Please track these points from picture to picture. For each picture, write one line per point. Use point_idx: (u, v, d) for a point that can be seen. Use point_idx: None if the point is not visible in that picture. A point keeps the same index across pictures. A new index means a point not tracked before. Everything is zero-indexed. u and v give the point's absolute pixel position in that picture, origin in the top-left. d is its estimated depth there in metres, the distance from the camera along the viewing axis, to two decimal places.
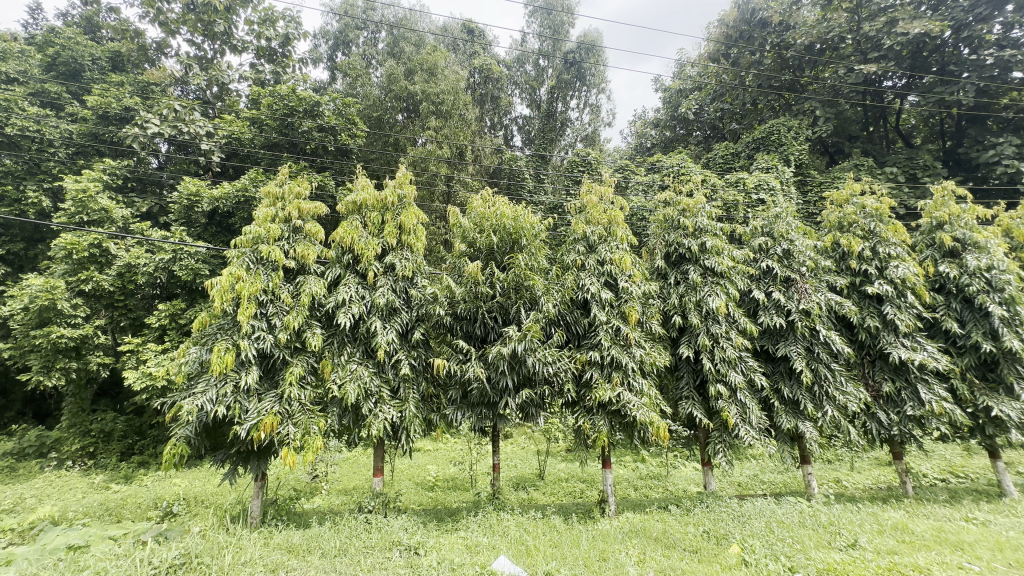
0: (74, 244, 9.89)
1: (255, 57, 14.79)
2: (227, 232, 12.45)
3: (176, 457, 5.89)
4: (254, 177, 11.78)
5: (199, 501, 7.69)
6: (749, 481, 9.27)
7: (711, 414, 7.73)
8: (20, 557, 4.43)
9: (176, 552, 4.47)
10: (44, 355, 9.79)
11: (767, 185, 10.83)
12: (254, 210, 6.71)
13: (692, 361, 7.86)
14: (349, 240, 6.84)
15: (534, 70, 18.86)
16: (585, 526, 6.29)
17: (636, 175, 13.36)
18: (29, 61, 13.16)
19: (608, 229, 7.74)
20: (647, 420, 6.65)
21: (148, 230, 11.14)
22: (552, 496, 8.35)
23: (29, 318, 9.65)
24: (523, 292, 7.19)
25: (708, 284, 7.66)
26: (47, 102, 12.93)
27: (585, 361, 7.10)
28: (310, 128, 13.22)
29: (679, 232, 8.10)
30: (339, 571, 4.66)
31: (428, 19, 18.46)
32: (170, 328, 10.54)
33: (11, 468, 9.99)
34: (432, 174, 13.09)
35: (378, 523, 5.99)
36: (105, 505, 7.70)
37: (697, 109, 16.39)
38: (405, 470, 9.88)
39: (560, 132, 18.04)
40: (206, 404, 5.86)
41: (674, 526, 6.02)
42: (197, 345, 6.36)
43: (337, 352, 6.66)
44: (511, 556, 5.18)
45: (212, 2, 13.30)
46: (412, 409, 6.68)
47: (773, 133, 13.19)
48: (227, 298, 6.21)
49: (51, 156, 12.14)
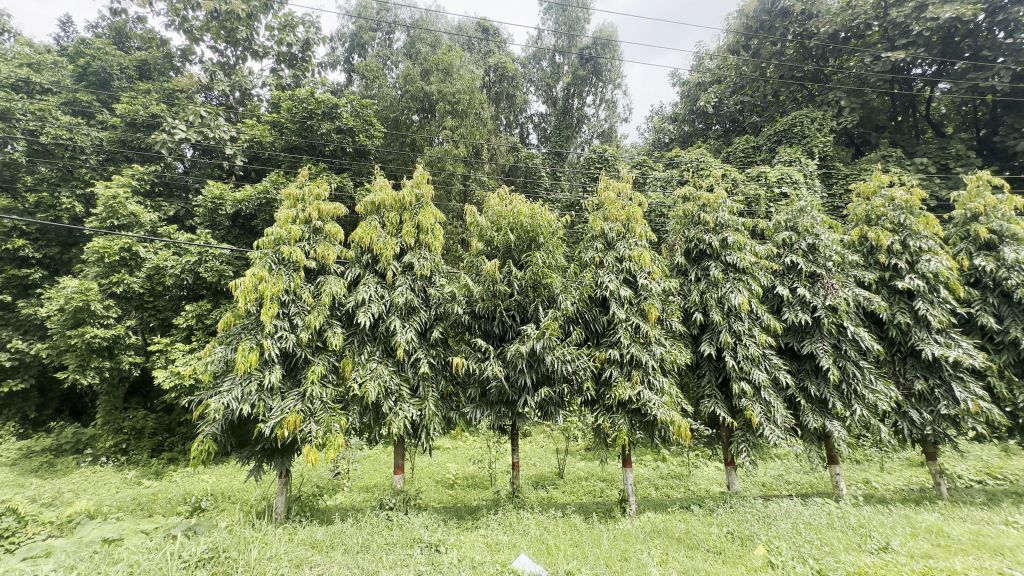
0: (106, 247, 10.25)
1: (276, 62, 15.09)
2: (249, 234, 12.71)
3: (204, 453, 6.05)
4: (275, 180, 12.07)
5: (227, 497, 7.88)
6: (774, 482, 9.07)
7: (734, 413, 7.59)
8: (59, 548, 4.65)
9: (205, 547, 4.61)
10: (79, 355, 10.15)
11: (790, 178, 10.55)
12: (276, 211, 6.82)
13: (714, 359, 7.73)
14: (368, 240, 6.91)
15: (549, 66, 18.58)
16: (605, 526, 6.21)
17: (654, 171, 13.21)
18: (62, 72, 13.67)
19: (626, 226, 7.62)
20: (668, 419, 6.55)
21: (175, 233, 11.43)
22: (572, 495, 8.30)
23: (64, 318, 10.01)
24: (542, 290, 7.17)
25: (731, 280, 7.51)
26: (79, 111, 13.32)
27: (605, 359, 7.05)
28: (329, 130, 13.44)
29: (699, 227, 7.97)
30: (362, 567, 4.72)
31: (444, 19, 18.54)
32: (197, 328, 10.82)
33: (49, 464, 10.42)
34: (448, 173, 13.21)
35: (400, 521, 6.03)
36: (138, 500, 7.94)
37: (716, 103, 15.97)
38: (426, 468, 9.93)
39: (576, 129, 17.99)
40: (232, 402, 6.00)
41: (697, 526, 5.92)
42: (222, 345, 6.49)
43: (357, 351, 6.75)
44: (532, 555, 5.17)
45: (235, 10, 13.61)
46: (432, 408, 6.71)
47: (796, 125, 12.87)
48: (251, 298, 6.34)
49: (83, 162, 12.59)
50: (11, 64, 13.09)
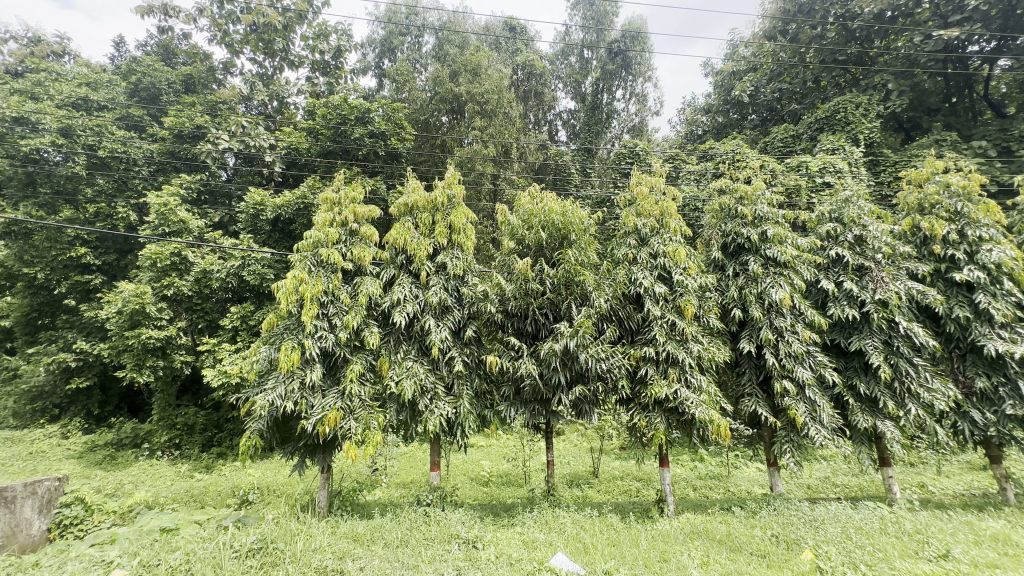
0: (158, 253, 10.84)
1: (310, 70, 15.58)
2: (288, 238, 13.17)
3: (251, 448, 6.31)
4: (312, 185, 12.46)
5: (272, 490, 8.21)
6: (820, 484, 8.69)
7: (776, 413, 7.35)
8: (123, 537, 5.03)
9: (254, 538, 4.84)
10: (136, 354, 10.77)
11: (834, 167, 10.08)
12: (314, 216, 7.03)
13: (754, 357, 7.49)
14: (402, 241, 7.03)
15: (578, 62, 18.53)
16: (643, 526, 6.14)
17: (687, 164, 12.89)
18: (116, 89, 14.51)
19: (660, 221, 7.47)
20: (707, 418, 6.40)
21: (220, 238, 11.98)
22: (607, 494, 8.21)
23: (122, 320, 10.63)
24: (574, 288, 7.12)
25: (771, 275, 7.26)
26: (132, 125, 14.11)
27: (640, 357, 6.94)
28: (361, 135, 13.77)
29: (737, 221, 7.72)
30: (402, 561, 4.82)
31: (472, 20, 18.65)
32: (241, 329, 11.30)
33: (111, 456, 11.13)
34: (478, 173, 13.38)
35: (437, 517, 6.13)
36: (191, 492, 8.39)
37: (752, 91, 15.43)
38: (460, 465, 10.05)
39: (606, 125, 17.70)
40: (276, 399, 6.24)
41: (739, 528, 5.76)
42: (266, 345, 6.75)
43: (393, 350, 6.89)
44: (569, 553, 5.15)
45: (272, 22, 14.16)
46: (466, 406, 6.77)
47: (839, 112, 12.27)
48: (292, 299, 6.57)
49: (136, 174, 13.31)
50: (72, 84, 13.99)
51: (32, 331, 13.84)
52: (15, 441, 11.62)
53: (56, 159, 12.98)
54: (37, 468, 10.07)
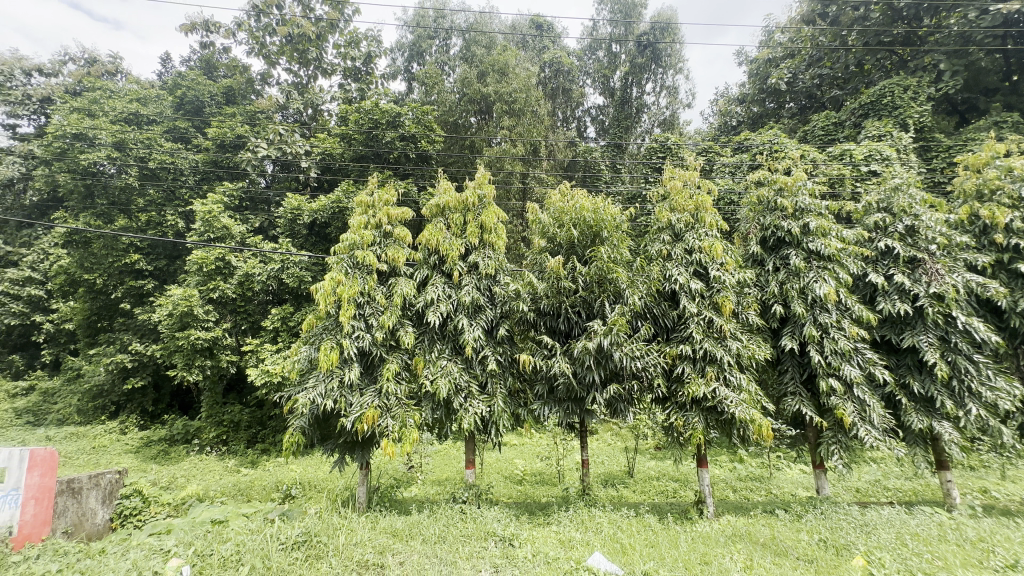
0: (204, 258, 11.39)
1: (343, 77, 15.99)
2: (324, 241, 13.57)
3: (294, 445, 6.54)
4: (346, 189, 12.77)
5: (313, 486, 8.48)
6: (870, 488, 8.29)
7: (822, 412, 7.06)
8: (178, 527, 5.33)
9: (299, 531, 5.02)
10: (186, 354, 11.33)
11: (881, 154, 9.57)
12: (349, 219, 7.20)
13: (797, 354, 7.21)
14: (435, 242, 7.12)
15: (606, 56, 18.21)
16: (682, 527, 6.02)
17: (721, 157, 12.53)
18: (164, 103, 15.31)
19: (695, 216, 7.30)
20: (747, 418, 6.21)
21: (260, 243, 12.48)
22: (643, 495, 8.08)
23: (173, 322, 11.20)
24: (607, 286, 7.04)
25: (814, 269, 6.98)
26: (178, 137, 14.87)
27: (676, 355, 6.80)
28: (392, 138, 14.01)
29: (776, 213, 7.44)
30: (440, 557, 4.90)
31: (498, 20, 18.69)
32: (282, 330, 11.72)
33: (165, 451, 11.76)
34: (507, 172, 13.40)
35: (473, 514, 6.19)
36: (238, 486, 8.77)
37: (790, 78, 14.77)
38: (494, 463, 10.12)
39: (635, 119, 17.38)
40: (316, 397, 6.43)
41: (783, 532, 5.57)
42: (306, 345, 6.96)
43: (428, 350, 7.00)
44: (606, 553, 5.10)
45: (306, 32, 14.63)
46: (500, 404, 6.81)
47: (885, 95, 11.64)
48: (331, 301, 6.75)
49: (183, 183, 14.00)
50: (124, 100, 14.84)
51: (92, 333, 14.76)
52: (79, 436, 12.42)
53: (111, 171, 13.79)
54: (100, 461, 10.75)
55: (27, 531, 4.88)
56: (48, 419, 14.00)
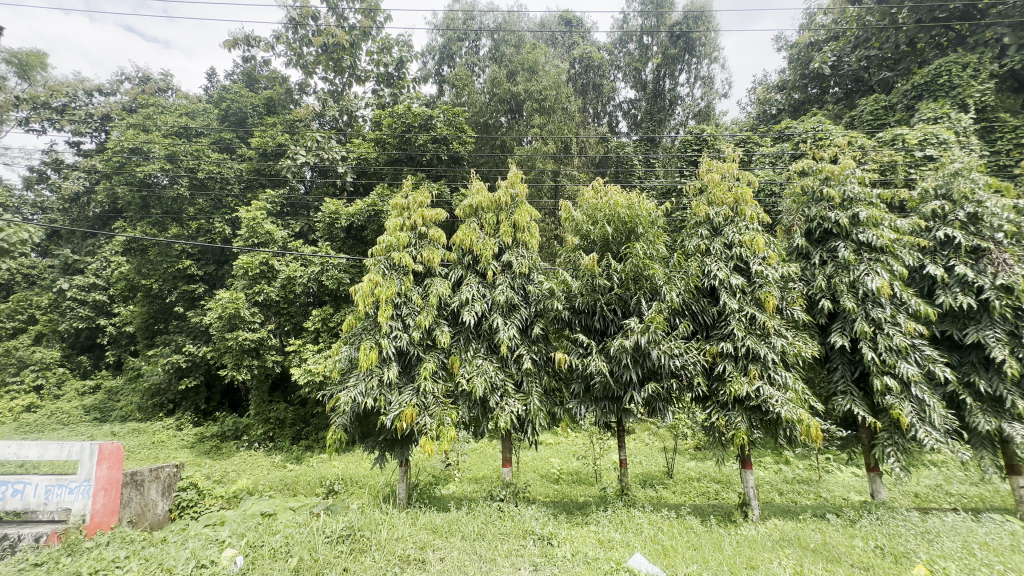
0: (249, 262, 11.91)
1: (376, 83, 16.35)
2: (361, 244, 13.90)
3: (337, 442, 6.74)
4: (381, 193, 13.06)
5: (355, 482, 8.73)
6: (930, 493, 7.80)
7: (876, 412, 6.70)
8: (231, 519, 5.61)
9: (344, 525, 5.18)
10: (235, 354, 11.89)
11: (937, 138, 8.98)
12: (385, 221, 7.35)
13: (848, 352, 6.87)
14: (468, 242, 7.18)
15: (637, 49, 17.87)
16: (726, 530, 5.85)
17: (761, 147, 12.06)
18: (210, 116, 16.09)
19: (735, 209, 7.07)
20: (795, 418, 5.97)
21: (301, 247, 12.94)
22: (683, 496, 7.88)
23: (222, 324, 11.76)
24: (643, 283, 6.92)
25: (865, 262, 6.63)
26: (224, 148, 15.60)
27: (717, 353, 6.61)
28: (425, 141, 14.22)
29: (823, 204, 7.10)
30: (480, 554, 4.94)
31: (527, 18, 18.63)
32: (323, 330, 12.11)
33: (217, 447, 12.37)
34: (539, 170, 13.38)
35: (511, 512, 6.22)
36: (285, 481, 9.13)
37: (834, 62, 14.08)
38: (530, 462, 10.13)
39: (668, 112, 16.97)
40: (358, 395, 6.62)
41: (836, 537, 5.31)
42: (347, 345, 7.16)
43: (464, 349, 7.08)
44: (648, 554, 5.01)
45: (340, 41, 15.07)
46: (537, 403, 6.81)
47: (941, 75, 10.94)
48: (369, 301, 6.93)
49: (229, 191, 14.67)
50: (175, 115, 15.70)
51: (150, 335, 15.69)
52: (140, 431, 13.24)
53: (164, 183, 14.60)
54: (159, 456, 11.42)
55: (99, 519, 5.23)
56: (113, 416, 14.99)
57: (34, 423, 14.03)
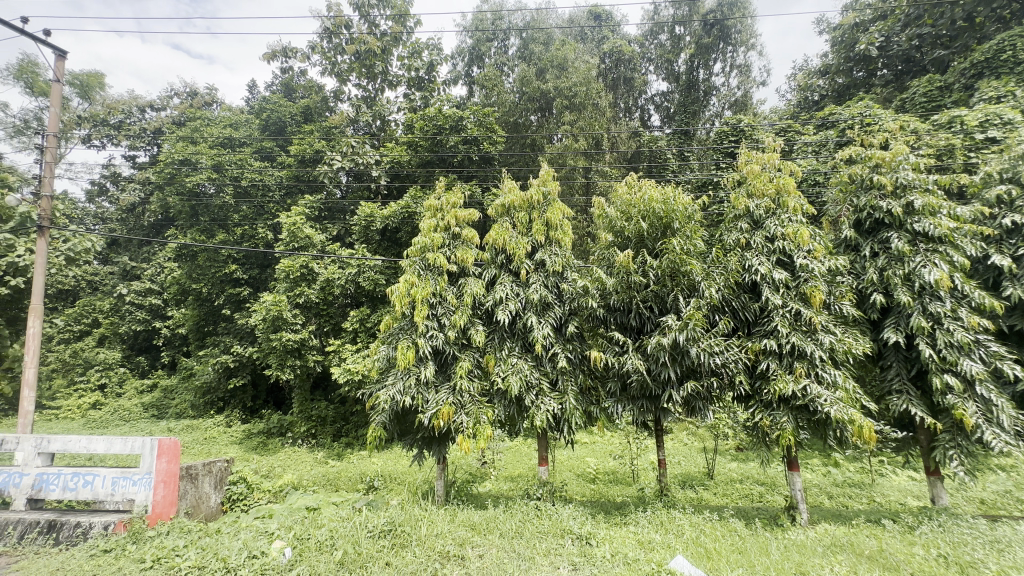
0: (291, 266, 12.35)
1: (407, 88, 16.63)
2: (396, 245, 14.18)
3: (376, 439, 6.91)
4: (415, 195, 13.28)
5: (394, 478, 8.93)
6: (998, 499, 7.27)
7: (936, 412, 6.32)
8: (279, 513, 5.85)
9: (385, 521, 5.32)
10: (280, 355, 12.38)
11: (1001, 118, 8.36)
12: (420, 222, 7.46)
13: (903, 348, 6.49)
14: (501, 241, 7.21)
15: (669, 40, 17.46)
16: (772, 534, 5.64)
17: (803, 136, 11.58)
18: (252, 126, 16.82)
19: (777, 200, 6.81)
20: (845, 418, 5.70)
21: (339, 250, 13.33)
22: (725, 498, 7.66)
23: (266, 326, 12.26)
24: (680, 279, 6.77)
25: (921, 253, 6.26)
26: (265, 156, 16.26)
27: (759, 350, 6.39)
28: (456, 143, 14.20)
29: (873, 192, 6.74)
30: (518, 552, 4.95)
31: (555, 14, 18.51)
32: (361, 330, 12.45)
33: (264, 443, 12.93)
34: (570, 167, 13.39)
35: (549, 511, 6.21)
36: (327, 477, 9.45)
37: (883, 43, 13.30)
38: (566, 461, 10.10)
39: (703, 103, 16.50)
40: (395, 394, 6.76)
41: (893, 544, 5.04)
42: (384, 344, 7.33)
43: (499, 347, 7.11)
44: (690, 557, 4.90)
45: (372, 48, 15.45)
46: (572, 402, 6.77)
47: (1004, 50, 10.17)
48: (405, 302, 7.07)
49: (271, 198, 15.28)
50: (220, 127, 16.51)
51: (201, 337, 16.54)
52: (194, 428, 13.99)
53: (211, 192, 15.35)
54: (211, 451, 12.06)
55: (159, 510, 5.52)
56: (169, 413, 15.89)
57: (100, 420, 15.07)
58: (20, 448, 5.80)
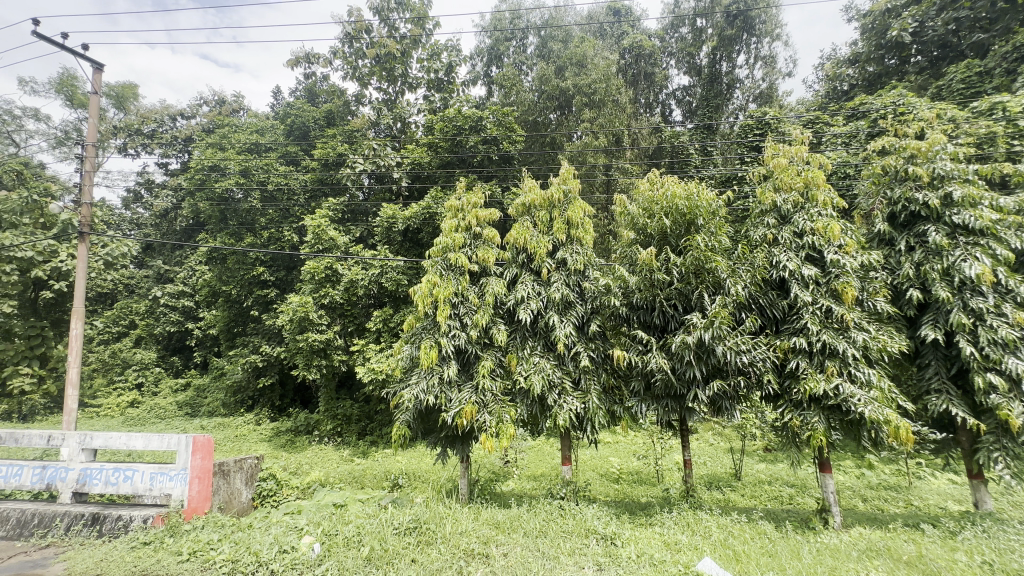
0: (315, 267, 12.60)
1: (426, 89, 16.78)
2: (417, 246, 14.32)
3: (401, 437, 6.99)
4: (435, 196, 13.39)
5: (418, 476, 9.02)
6: None
7: (978, 413, 6.06)
8: (307, 509, 5.98)
9: (410, 518, 5.38)
10: (306, 354, 12.65)
11: None
12: (441, 223, 7.52)
13: (942, 346, 6.23)
14: (522, 240, 7.21)
15: (691, 33, 17.15)
16: (804, 537, 5.49)
17: (832, 127, 11.23)
18: (278, 132, 17.25)
19: (805, 194, 6.62)
20: (881, 418, 5.51)
21: (362, 251, 13.54)
22: (753, 500, 7.49)
23: (293, 326, 12.54)
24: (705, 276, 6.65)
25: (961, 247, 6.00)
26: (290, 161, 16.65)
27: (788, 349, 6.22)
28: (475, 142, 14.27)
29: (908, 184, 6.49)
30: (542, 551, 4.95)
31: (574, 11, 18.39)
32: (384, 330, 12.63)
33: (292, 441, 13.24)
34: (590, 165, 13.29)
35: (573, 511, 6.18)
36: (353, 474, 9.61)
37: (917, 28, 12.76)
38: (589, 461, 10.03)
39: (726, 97, 16.15)
40: (419, 393, 6.83)
41: (933, 550, 4.84)
42: (408, 344, 7.41)
43: (521, 346, 7.11)
44: (718, 559, 4.82)
45: (392, 51, 15.63)
46: (595, 401, 6.72)
47: None
48: (428, 302, 7.13)
49: (296, 202, 15.63)
50: (247, 133, 16.99)
51: (231, 337, 17.03)
52: (225, 426, 14.42)
53: (239, 197, 15.79)
54: (242, 448, 12.41)
55: (194, 505, 5.71)
56: (201, 411, 16.42)
57: (138, 417, 15.66)
58: (65, 445, 6.07)
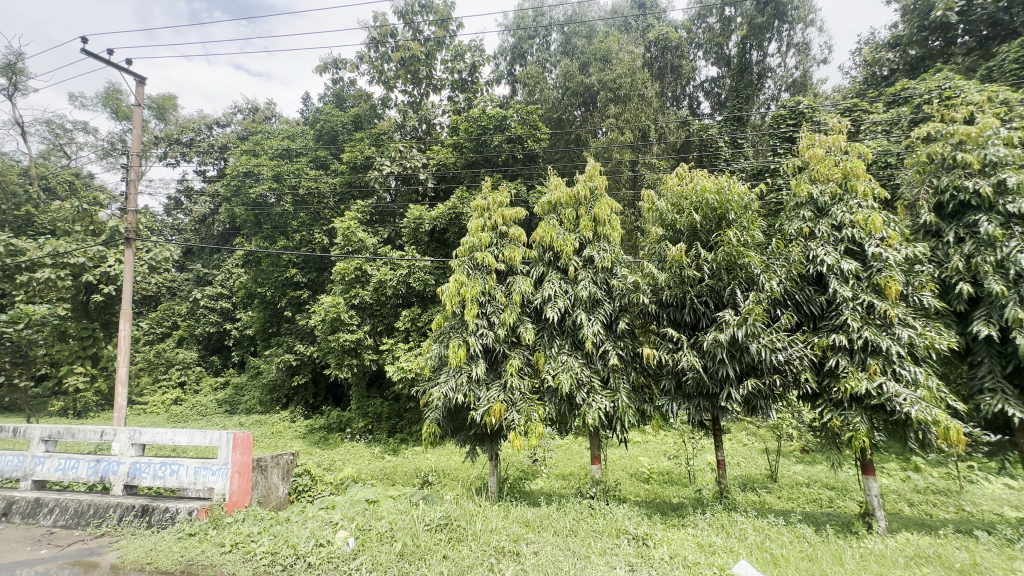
0: (346, 268, 12.89)
1: (451, 90, 16.93)
2: (444, 246, 14.45)
3: (431, 435, 7.08)
4: (461, 196, 13.49)
5: (448, 474, 9.12)
6: None
7: None
8: (342, 505, 6.13)
9: (441, 515, 5.44)
10: (338, 354, 12.97)
11: None
12: (468, 223, 7.57)
13: (995, 343, 5.89)
14: (549, 238, 7.19)
15: (719, 22, 16.71)
16: (846, 541, 5.29)
17: (871, 115, 10.75)
18: (308, 137, 17.73)
19: (844, 185, 6.36)
20: (928, 419, 5.25)
21: (390, 252, 13.77)
22: (791, 502, 7.26)
23: (325, 326, 12.86)
24: (738, 272, 6.46)
25: (1016, 238, 5.65)
26: (320, 165, 17.08)
27: (827, 346, 5.99)
28: (500, 142, 14.23)
29: (957, 172, 6.15)
30: (573, 550, 4.93)
31: (597, 5, 18.20)
32: (413, 330, 12.82)
33: (325, 438, 13.60)
34: (616, 161, 13.14)
35: (603, 510, 6.13)
36: (384, 471, 9.79)
37: (964, 6, 12.07)
38: (618, 460, 9.92)
39: (757, 87, 15.68)
40: (448, 391, 6.90)
41: (988, 558, 4.59)
42: (436, 343, 7.49)
43: (549, 345, 7.09)
44: (755, 562, 4.69)
45: (416, 53, 15.81)
46: (625, 400, 6.65)
47: None
48: (456, 301, 7.19)
49: (326, 205, 16.03)
50: (279, 139, 17.53)
51: (266, 337, 17.60)
52: (262, 423, 14.92)
53: (272, 201, 16.29)
54: (278, 444, 12.82)
55: (235, 498, 5.92)
56: (239, 408, 17.04)
57: (180, 414, 16.35)
58: (116, 439, 6.40)
